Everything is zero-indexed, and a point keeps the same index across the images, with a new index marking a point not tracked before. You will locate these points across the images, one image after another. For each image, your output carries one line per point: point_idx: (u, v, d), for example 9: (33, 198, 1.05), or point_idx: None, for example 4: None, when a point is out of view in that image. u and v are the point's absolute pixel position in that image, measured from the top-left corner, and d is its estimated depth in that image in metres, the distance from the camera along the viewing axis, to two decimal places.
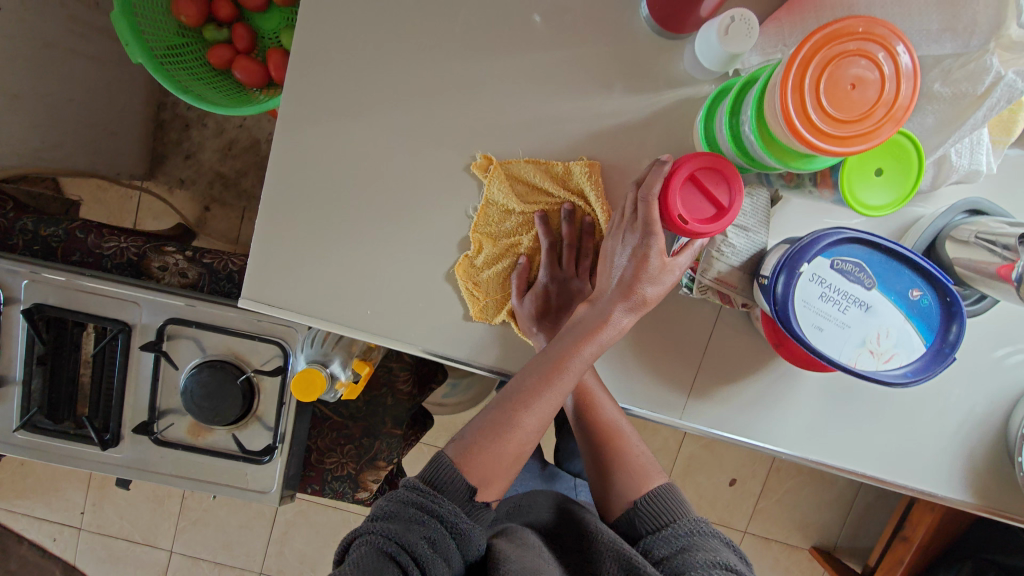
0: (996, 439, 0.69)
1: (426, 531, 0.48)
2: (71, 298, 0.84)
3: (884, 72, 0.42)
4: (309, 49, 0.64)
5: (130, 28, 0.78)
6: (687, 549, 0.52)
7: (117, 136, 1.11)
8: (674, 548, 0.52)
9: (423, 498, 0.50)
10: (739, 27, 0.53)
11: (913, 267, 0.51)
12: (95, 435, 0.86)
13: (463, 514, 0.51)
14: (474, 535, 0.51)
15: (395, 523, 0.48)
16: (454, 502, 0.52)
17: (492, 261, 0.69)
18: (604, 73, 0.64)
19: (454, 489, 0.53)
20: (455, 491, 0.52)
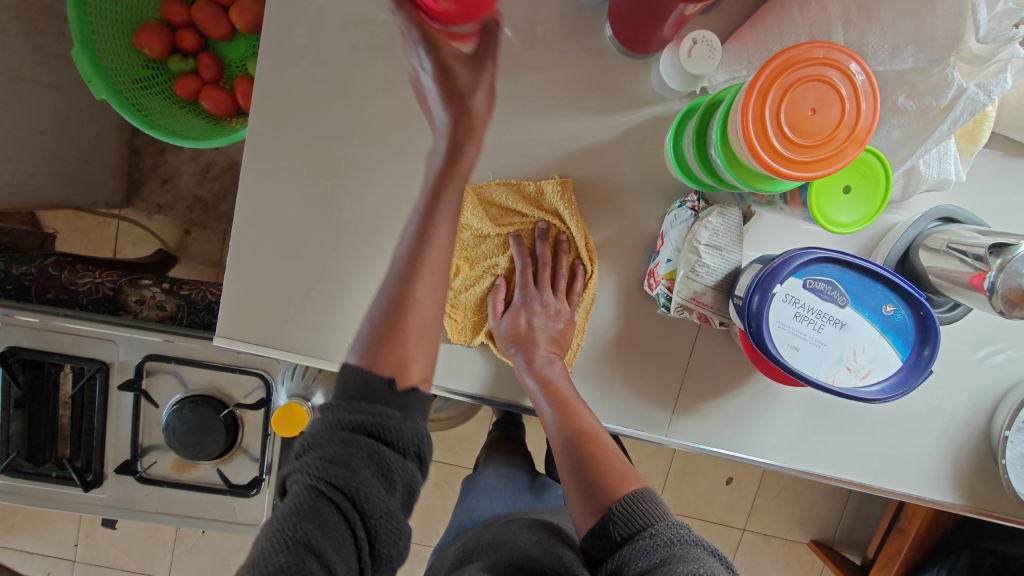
0: (981, 440, 0.69)
1: (359, 443, 0.47)
2: (47, 339, 0.82)
3: (842, 94, 0.43)
4: (272, 81, 0.63)
5: (92, 64, 0.77)
6: (666, 557, 0.46)
7: (89, 165, 1.06)
8: (652, 556, 0.47)
9: (346, 410, 0.48)
10: (700, 49, 0.54)
11: (884, 283, 0.51)
12: (76, 477, 0.85)
13: (392, 412, 0.49)
14: (406, 426, 0.49)
15: (324, 447, 0.46)
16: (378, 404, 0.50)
17: (470, 284, 0.70)
18: (573, 95, 0.64)
19: (372, 390, 0.50)
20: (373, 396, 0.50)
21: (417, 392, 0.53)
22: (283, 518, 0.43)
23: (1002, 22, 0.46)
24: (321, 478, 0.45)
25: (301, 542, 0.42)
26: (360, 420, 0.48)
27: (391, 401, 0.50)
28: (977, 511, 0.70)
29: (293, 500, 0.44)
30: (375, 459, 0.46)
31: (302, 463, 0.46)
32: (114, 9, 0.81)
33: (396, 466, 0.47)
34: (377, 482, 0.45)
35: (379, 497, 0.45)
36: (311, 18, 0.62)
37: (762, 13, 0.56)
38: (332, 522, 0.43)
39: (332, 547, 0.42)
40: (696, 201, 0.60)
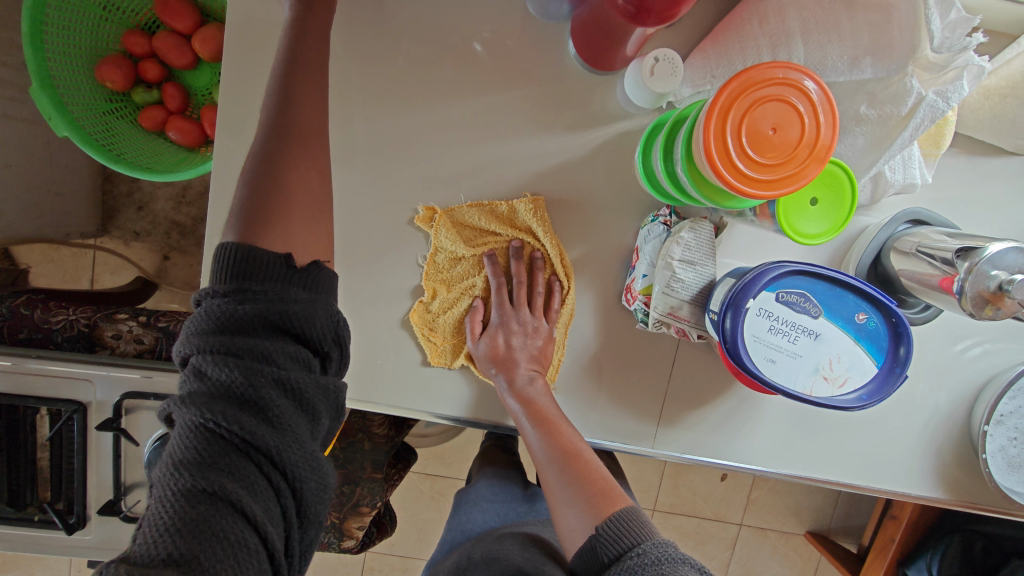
0: (963, 432, 0.69)
1: (262, 367, 0.43)
2: (20, 383, 0.80)
3: (800, 113, 0.46)
4: (236, 112, 0.62)
5: (52, 100, 0.77)
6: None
7: (62, 197, 1.02)
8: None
9: (237, 314, 0.44)
10: (663, 67, 0.56)
11: (855, 293, 0.53)
12: (59, 520, 0.83)
13: (292, 307, 0.46)
14: (317, 319, 0.47)
15: (219, 377, 0.42)
16: (276, 290, 0.47)
17: (448, 306, 0.69)
18: (542, 113, 0.64)
19: (268, 280, 0.47)
20: (269, 280, 0.47)
21: (319, 265, 0.51)
22: (183, 468, 0.40)
23: (955, 31, 0.47)
24: (221, 420, 0.41)
25: (214, 494, 0.39)
26: (259, 328, 0.45)
27: (292, 282, 0.48)
28: (963, 503, 0.71)
29: (191, 444, 0.41)
30: (284, 380, 0.44)
31: (191, 400, 0.42)
32: (72, 43, 0.79)
33: (309, 383, 0.45)
34: (290, 406, 0.44)
35: (295, 429, 0.43)
36: (271, 47, 0.61)
37: (723, 25, 0.56)
38: (246, 473, 0.40)
39: (252, 496, 0.40)
40: (668, 215, 0.61)
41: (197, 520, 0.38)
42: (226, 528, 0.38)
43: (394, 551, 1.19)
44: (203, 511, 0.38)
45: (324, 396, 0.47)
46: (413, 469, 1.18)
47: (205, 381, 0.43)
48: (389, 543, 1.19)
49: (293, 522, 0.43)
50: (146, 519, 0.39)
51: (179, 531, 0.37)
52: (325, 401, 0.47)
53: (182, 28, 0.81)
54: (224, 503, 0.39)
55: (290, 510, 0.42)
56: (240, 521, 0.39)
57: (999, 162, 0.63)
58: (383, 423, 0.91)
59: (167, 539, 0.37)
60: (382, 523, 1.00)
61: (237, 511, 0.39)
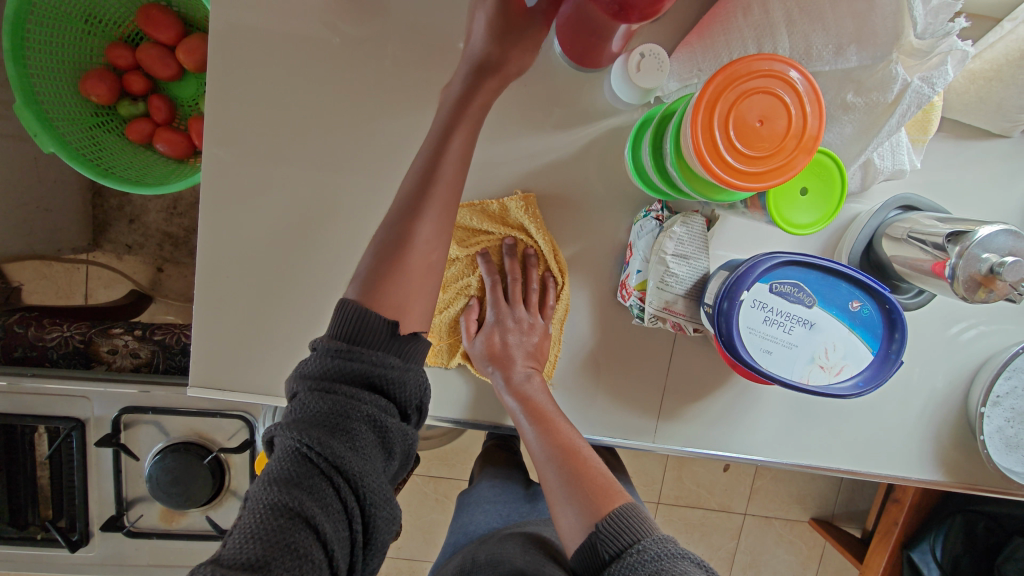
0: (960, 415, 0.69)
1: (356, 408, 0.46)
2: (17, 402, 0.80)
3: (789, 107, 0.46)
4: (223, 120, 0.62)
5: (37, 117, 0.76)
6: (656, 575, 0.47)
7: (51, 213, 1.01)
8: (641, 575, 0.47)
9: (342, 362, 0.48)
10: (648, 63, 0.56)
11: (848, 281, 0.53)
12: (61, 538, 0.83)
13: (390, 365, 0.49)
14: (409, 378, 0.50)
15: (317, 407, 0.46)
16: (377, 352, 0.50)
17: (444, 306, 0.70)
18: (530, 112, 0.64)
19: (374, 332, 0.50)
20: (374, 343, 0.50)
21: (417, 336, 0.54)
22: (272, 484, 0.43)
23: (938, 17, 0.47)
24: (312, 447, 0.44)
25: (294, 510, 0.42)
26: (359, 375, 0.48)
27: (391, 348, 0.51)
28: (962, 486, 0.71)
29: (284, 464, 0.44)
30: (374, 419, 0.47)
31: (289, 425, 0.46)
32: (53, 59, 0.78)
33: (394, 427, 0.48)
34: (374, 441, 0.46)
35: (374, 461, 0.46)
36: (258, 55, 0.61)
37: (708, 18, 0.57)
38: (323, 494, 0.43)
39: (325, 515, 0.43)
40: (660, 210, 0.61)
41: (275, 530, 0.41)
42: (299, 543, 0.41)
43: (401, 554, 1.19)
44: (282, 524, 0.41)
45: (402, 439, 0.49)
46: (417, 472, 1.17)
47: (304, 412, 0.46)
48: (395, 546, 1.19)
49: (356, 548, 0.45)
50: (233, 528, 0.42)
51: (258, 539, 0.40)
52: (402, 444, 0.50)
53: (166, 39, 0.81)
54: (300, 518, 0.42)
55: (357, 536, 0.45)
56: (309, 536, 0.42)
57: (987, 145, 0.63)
58: None
59: (248, 545, 0.40)
60: None
61: (310, 528, 0.42)
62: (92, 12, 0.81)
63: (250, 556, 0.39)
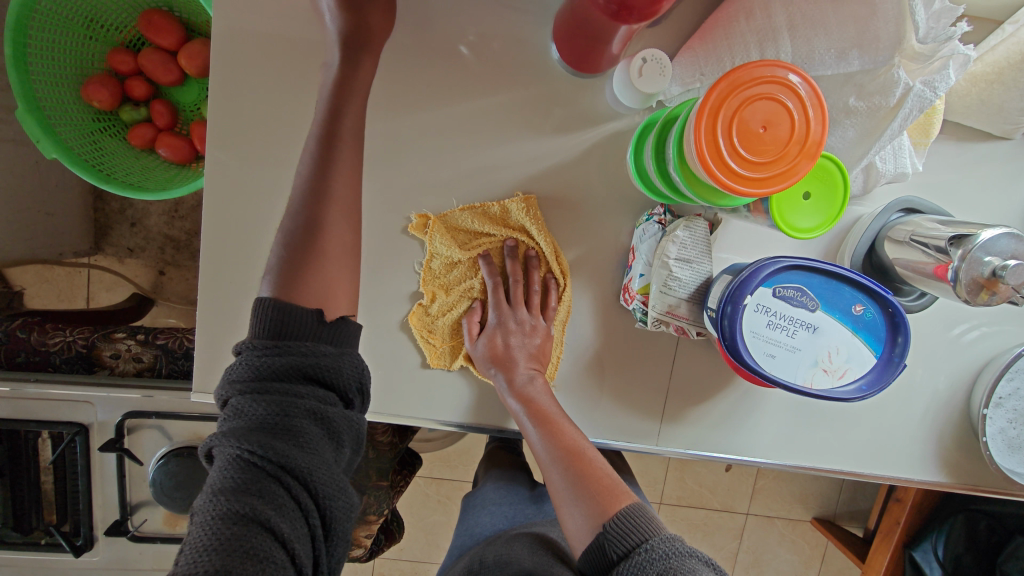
0: (964, 416, 0.69)
1: (294, 403, 0.46)
2: (22, 408, 0.80)
3: (792, 113, 0.46)
4: (226, 125, 0.62)
5: (40, 123, 0.76)
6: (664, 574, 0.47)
7: (54, 217, 1.01)
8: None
9: (272, 360, 0.48)
10: (650, 67, 0.56)
11: (851, 284, 0.53)
12: (65, 543, 0.83)
13: (324, 353, 0.50)
14: (344, 363, 0.51)
15: (253, 411, 0.45)
16: (309, 343, 0.50)
17: (447, 309, 0.69)
18: (532, 116, 0.64)
19: (300, 324, 0.51)
20: (301, 334, 0.50)
21: (346, 320, 0.55)
22: (220, 494, 0.43)
23: (940, 21, 0.48)
24: (256, 450, 0.44)
25: (247, 516, 0.41)
26: (293, 368, 0.48)
27: (322, 335, 0.52)
28: (966, 486, 0.71)
29: (227, 474, 0.44)
30: (315, 411, 0.47)
31: (228, 435, 0.45)
32: (56, 66, 0.79)
33: (336, 415, 0.48)
34: (318, 433, 0.46)
35: (323, 453, 0.46)
36: (259, 59, 0.61)
37: (709, 23, 0.57)
38: (275, 496, 0.43)
39: (280, 516, 0.42)
40: (663, 214, 0.61)
41: (231, 539, 0.40)
42: (258, 546, 0.40)
43: (403, 555, 1.20)
44: (236, 532, 0.41)
45: (349, 427, 0.49)
46: (420, 474, 1.18)
47: (240, 418, 0.46)
48: (398, 548, 1.19)
49: (319, 543, 0.45)
50: (184, 547, 0.41)
51: (213, 551, 0.40)
52: (350, 432, 0.50)
53: (168, 44, 0.81)
54: (256, 524, 0.41)
55: (316, 531, 0.45)
56: (268, 539, 0.41)
57: (987, 146, 0.63)
58: (388, 431, 0.91)
59: (206, 559, 0.39)
60: (389, 528, 1.00)
61: (267, 531, 0.41)
62: (93, 18, 0.81)
63: (208, 567, 0.39)
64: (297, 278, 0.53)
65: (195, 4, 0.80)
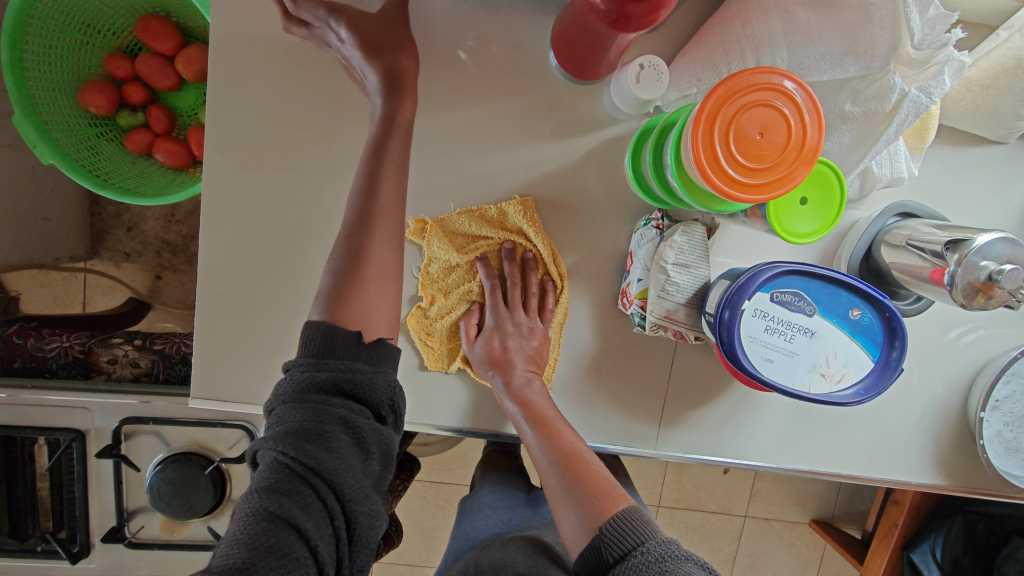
0: (960, 419, 0.70)
1: (327, 410, 0.47)
2: (18, 414, 0.79)
3: (789, 119, 0.46)
4: (223, 130, 0.62)
5: (36, 128, 0.76)
6: None
7: (50, 222, 1.01)
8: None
9: (313, 370, 0.49)
10: (648, 73, 0.56)
11: (849, 289, 0.53)
12: (62, 550, 0.83)
13: (360, 366, 0.50)
14: (378, 376, 0.51)
15: (291, 417, 0.46)
16: (348, 357, 0.51)
17: (446, 311, 0.69)
18: (530, 121, 0.64)
19: (342, 339, 0.51)
20: (341, 348, 0.51)
21: (383, 342, 0.54)
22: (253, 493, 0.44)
23: (934, 27, 0.48)
24: (289, 452, 0.45)
25: (275, 514, 0.42)
26: (330, 378, 0.48)
27: (361, 353, 0.52)
28: (963, 489, 0.71)
29: (264, 474, 0.45)
30: (346, 420, 0.47)
31: (268, 438, 0.46)
32: (53, 71, 0.79)
33: (368, 426, 0.48)
34: (347, 441, 0.46)
35: (350, 460, 0.46)
36: (258, 65, 0.61)
37: (706, 29, 0.57)
38: (303, 496, 0.43)
39: (306, 516, 0.43)
40: (660, 218, 0.61)
41: (257, 533, 0.41)
42: (282, 543, 0.41)
43: (402, 559, 1.19)
44: (264, 527, 0.41)
45: (379, 440, 0.49)
46: (418, 478, 1.17)
47: (281, 424, 0.47)
48: (395, 552, 1.18)
49: (342, 548, 0.44)
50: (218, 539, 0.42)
51: (241, 544, 0.40)
52: (381, 445, 0.49)
53: (165, 50, 0.81)
54: (282, 522, 0.42)
55: (340, 535, 0.44)
56: (292, 537, 0.41)
57: (982, 151, 0.64)
58: None
59: (233, 552, 0.40)
60: (388, 533, 0.99)
61: (292, 529, 0.42)
62: (90, 23, 0.81)
63: (233, 560, 0.39)
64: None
65: (193, 9, 0.80)
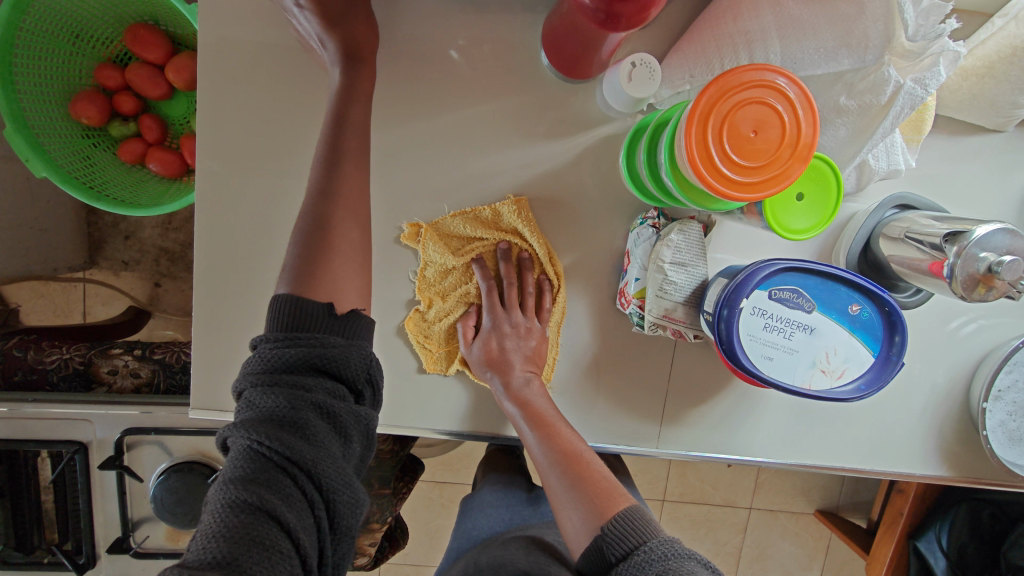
0: (962, 409, 0.69)
1: (301, 395, 0.45)
2: (20, 428, 0.79)
3: (782, 115, 0.46)
4: (213, 137, 0.61)
5: (28, 142, 0.76)
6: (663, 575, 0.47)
7: (47, 233, 1.00)
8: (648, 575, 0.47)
9: (283, 351, 0.47)
10: (640, 72, 0.55)
11: (847, 285, 0.53)
12: (68, 561, 0.83)
13: (334, 344, 0.49)
14: (352, 354, 0.50)
15: (264, 402, 0.45)
16: (319, 335, 0.49)
17: (443, 314, 0.69)
18: (522, 121, 0.64)
19: (310, 315, 0.50)
20: (312, 325, 0.49)
21: (358, 313, 0.53)
22: (229, 483, 0.42)
23: (928, 18, 0.47)
24: (264, 440, 0.43)
25: (254, 505, 0.41)
26: (303, 360, 0.47)
27: (332, 329, 0.50)
28: (966, 479, 0.71)
29: (238, 463, 0.43)
30: (322, 404, 0.46)
31: (240, 425, 0.45)
32: (43, 83, 0.78)
33: (344, 409, 0.47)
34: (325, 426, 0.45)
35: (329, 446, 0.45)
36: (248, 72, 0.61)
37: (698, 25, 0.57)
38: (283, 486, 0.42)
39: (287, 506, 0.42)
40: (657, 217, 0.61)
41: (238, 527, 0.40)
42: (264, 535, 0.40)
43: (408, 560, 1.19)
44: (244, 520, 0.40)
45: (356, 423, 0.48)
46: (422, 479, 1.18)
47: (252, 408, 0.45)
48: (401, 553, 1.19)
49: (324, 535, 0.44)
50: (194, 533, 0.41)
51: (221, 539, 0.39)
52: (359, 427, 0.49)
53: (155, 58, 0.80)
54: (262, 513, 0.41)
55: (322, 523, 0.44)
56: (274, 529, 0.40)
57: (980, 140, 0.63)
58: (387, 440, 0.90)
59: (213, 546, 0.39)
60: (393, 535, 0.99)
61: (273, 520, 0.41)
62: (79, 33, 0.81)
63: (214, 555, 0.38)
64: (281, 285, 0.52)
65: (181, 16, 0.79)
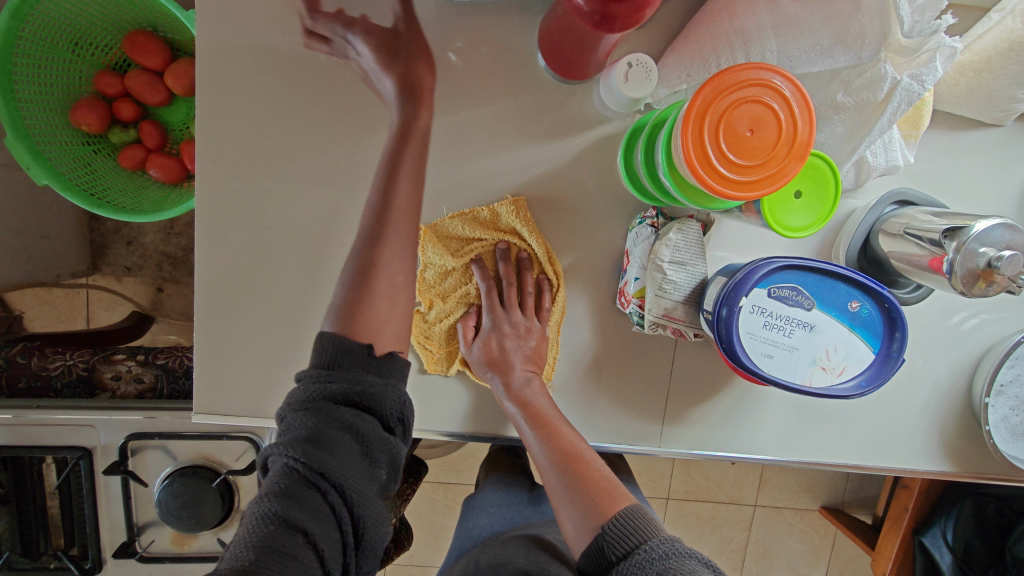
0: (964, 404, 0.69)
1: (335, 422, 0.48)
2: (25, 435, 0.80)
3: (779, 114, 0.46)
4: (212, 143, 0.62)
5: (30, 150, 0.76)
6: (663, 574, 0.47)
7: (49, 239, 1.01)
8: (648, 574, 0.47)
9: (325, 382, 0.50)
10: (636, 72, 0.55)
11: (846, 282, 0.53)
12: (74, 567, 0.84)
13: (371, 379, 0.51)
14: (388, 392, 0.51)
15: (303, 425, 0.48)
16: (357, 369, 0.51)
17: (444, 315, 0.70)
18: (519, 122, 0.64)
19: (351, 352, 0.52)
20: (352, 362, 0.52)
21: (395, 355, 0.55)
22: (265, 497, 0.45)
23: (924, 14, 0.48)
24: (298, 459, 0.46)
25: (284, 519, 0.44)
26: (341, 391, 0.49)
27: (371, 365, 0.52)
28: (969, 474, 0.71)
29: (276, 479, 0.46)
30: (354, 432, 0.48)
31: (280, 444, 0.48)
32: (43, 91, 0.79)
33: (375, 439, 0.49)
34: (355, 453, 0.47)
35: (358, 471, 0.47)
36: (246, 78, 0.61)
37: (694, 24, 0.57)
38: (311, 503, 0.45)
39: (314, 522, 0.44)
40: (655, 217, 0.61)
41: (267, 537, 0.43)
42: (289, 547, 0.42)
43: (413, 561, 1.20)
44: (274, 531, 0.43)
45: (387, 453, 0.50)
46: (426, 479, 1.18)
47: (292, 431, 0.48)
48: (407, 554, 1.19)
49: (348, 551, 0.46)
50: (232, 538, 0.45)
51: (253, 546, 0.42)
52: (390, 457, 0.50)
53: (154, 64, 0.81)
54: (291, 527, 0.43)
55: (347, 539, 0.46)
56: (299, 542, 0.43)
57: (980, 134, 0.63)
58: None
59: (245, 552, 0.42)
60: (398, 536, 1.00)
61: (300, 534, 0.43)
62: (79, 41, 0.81)
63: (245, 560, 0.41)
64: None
65: (179, 23, 0.80)
